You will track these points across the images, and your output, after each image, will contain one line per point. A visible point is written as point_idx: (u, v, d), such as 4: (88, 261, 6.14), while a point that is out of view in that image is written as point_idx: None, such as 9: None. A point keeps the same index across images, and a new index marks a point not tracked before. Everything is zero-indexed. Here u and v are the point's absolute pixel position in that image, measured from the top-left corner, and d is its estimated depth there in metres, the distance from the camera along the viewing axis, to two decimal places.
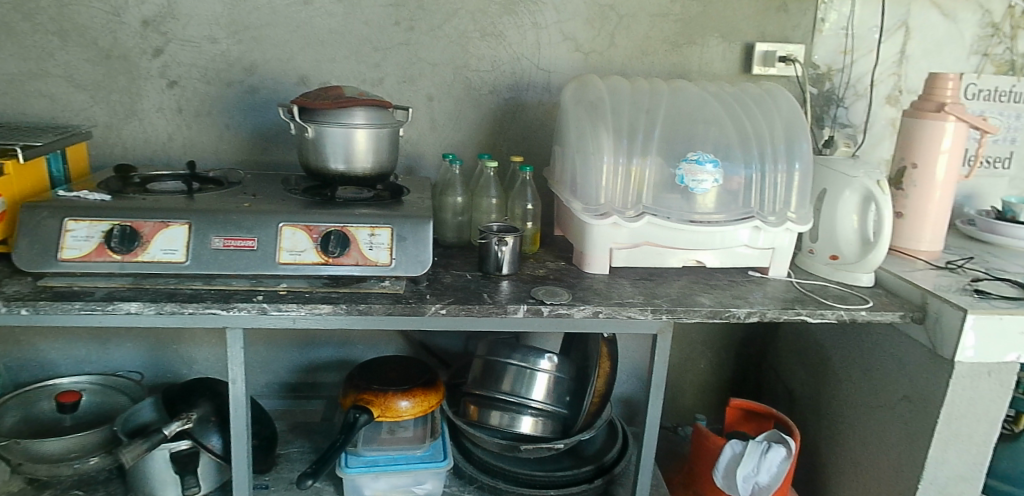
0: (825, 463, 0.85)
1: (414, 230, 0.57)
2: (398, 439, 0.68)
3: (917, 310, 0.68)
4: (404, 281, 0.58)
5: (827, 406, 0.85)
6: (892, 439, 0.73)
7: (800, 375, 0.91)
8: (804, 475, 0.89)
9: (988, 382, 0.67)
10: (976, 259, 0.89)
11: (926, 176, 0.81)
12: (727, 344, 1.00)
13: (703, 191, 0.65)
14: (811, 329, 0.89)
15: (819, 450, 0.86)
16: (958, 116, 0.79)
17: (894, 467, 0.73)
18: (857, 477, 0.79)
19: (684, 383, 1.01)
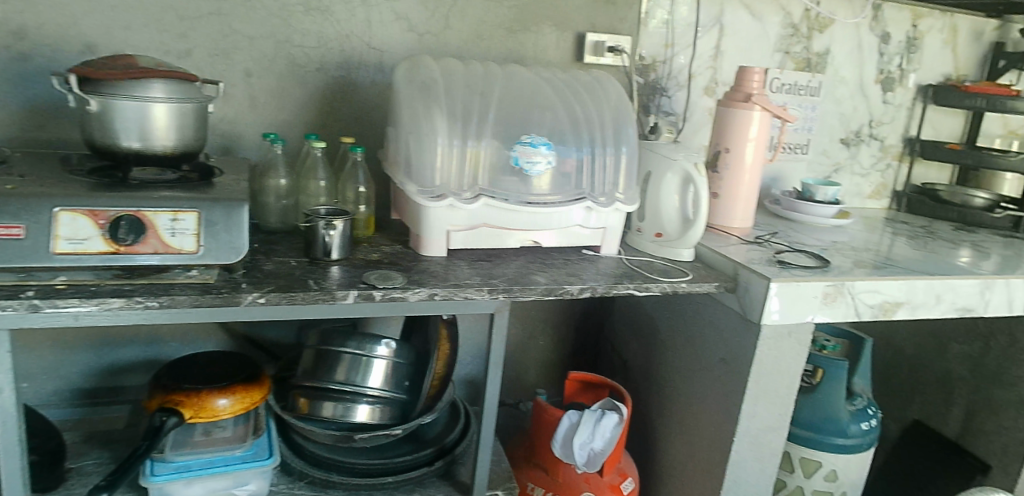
0: (655, 425, 0.91)
1: (225, 215, 0.53)
2: (215, 440, 0.64)
3: (730, 281, 0.76)
4: (216, 269, 0.54)
5: (656, 373, 0.91)
6: (711, 398, 0.80)
7: (633, 346, 0.97)
8: (637, 439, 0.96)
9: (789, 342, 0.75)
10: (779, 234, 1.00)
11: (737, 159, 0.89)
12: (567, 321, 1.04)
13: (537, 173, 0.67)
14: (642, 302, 0.95)
15: (650, 414, 0.92)
16: (762, 106, 0.88)
17: (713, 423, 0.79)
18: (683, 436, 0.85)
19: (527, 360, 1.04)
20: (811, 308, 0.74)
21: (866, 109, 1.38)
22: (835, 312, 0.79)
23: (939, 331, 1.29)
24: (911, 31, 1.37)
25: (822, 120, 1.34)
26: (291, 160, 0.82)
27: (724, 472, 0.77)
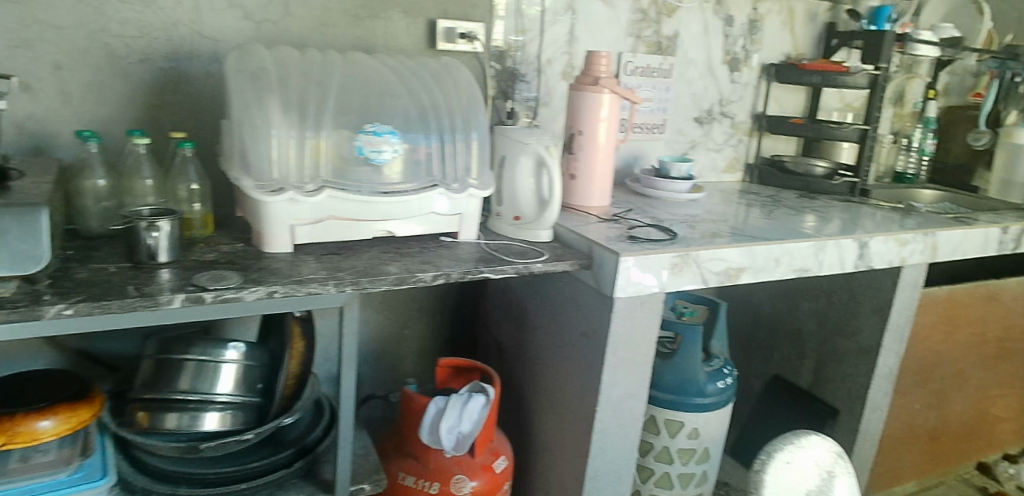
0: (529, 402, 0.94)
1: (18, 222, 0.49)
2: (36, 465, 0.59)
3: (585, 259, 0.80)
4: (12, 280, 0.49)
5: (527, 351, 0.94)
6: (576, 371, 0.84)
7: (505, 327, 1.00)
8: (513, 416, 0.99)
9: (642, 311, 0.80)
10: (637, 210, 1.06)
11: (590, 141, 0.94)
12: (442, 308, 1.04)
13: (386, 161, 0.66)
14: (511, 284, 0.98)
15: (524, 392, 0.95)
16: (611, 89, 0.92)
17: (579, 396, 0.84)
18: (552, 410, 0.89)
19: (403, 351, 1.04)
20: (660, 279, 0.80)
21: (716, 88, 1.48)
22: (684, 281, 0.88)
23: (793, 291, 1.54)
24: (752, 14, 1.47)
25: (675, 101, 1.42)
26: (114, 158, 0.77)
27: (589, 440, 0.82)
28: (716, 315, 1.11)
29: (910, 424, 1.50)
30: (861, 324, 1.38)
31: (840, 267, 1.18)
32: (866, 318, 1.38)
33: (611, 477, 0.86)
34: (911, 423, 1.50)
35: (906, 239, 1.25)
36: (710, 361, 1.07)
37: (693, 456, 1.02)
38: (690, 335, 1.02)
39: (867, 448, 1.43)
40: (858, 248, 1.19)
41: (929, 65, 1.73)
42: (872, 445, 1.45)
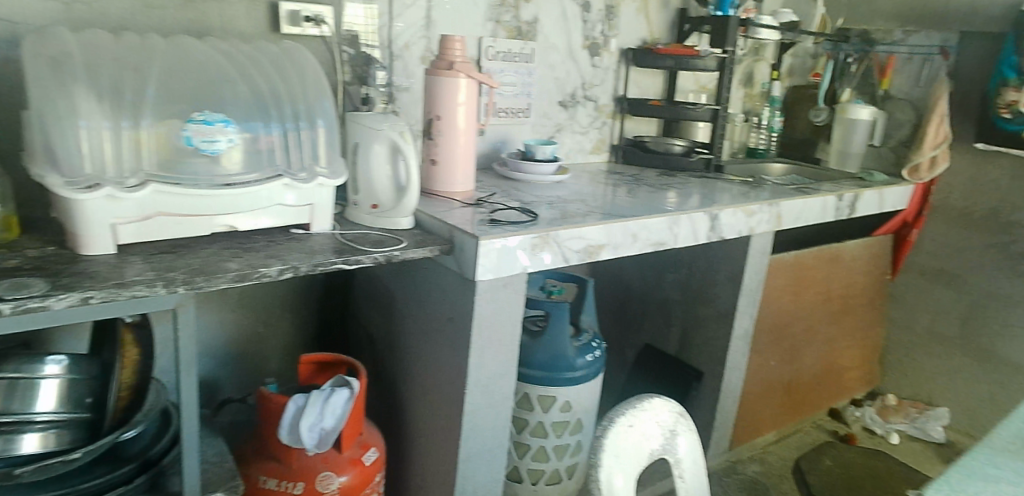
0: (401, 391, 0.94)
1: None
2: None
3: (446, 244, 0.80)
4: None
5: (396, 340, 0.93)
6: (444, 355, 0.85)
7: (373, 318, 0.98)
8: (385, 407, 0.98)
9: (505, 292, 0.82)
10: (500, 194, 1.09)
11: (449, 126, 0.94)
12: (306, 303, 1.04)
13: (221, 151, 0.69)
14: (377, 274, 0.96)
15: (395, 382, 0.94)
16: (467, 74, 0.92)
17: (449, 381, 0.84)
18: (424, 398, 0.89)
19: (268, 344, 1.03)
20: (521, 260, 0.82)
21: (577, 72, 1.53)
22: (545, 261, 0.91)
23: (654, 263, 1.66)
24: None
25: (539, 85, 1.45)
26: None
27: (460, 423, 0.83)
28: (583, 291, 1.16)
29: (768, 379, 1.67)
30: (718, 291, 1.51)
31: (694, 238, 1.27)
32: (723, 286, 1.51)
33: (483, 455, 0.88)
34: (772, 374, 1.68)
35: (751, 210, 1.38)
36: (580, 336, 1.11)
37: (567, 427, 1.08)
38: (557, 312, 1.06)
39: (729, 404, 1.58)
40: (710, 220, 1.28)
41: (774, 49, 1.99)
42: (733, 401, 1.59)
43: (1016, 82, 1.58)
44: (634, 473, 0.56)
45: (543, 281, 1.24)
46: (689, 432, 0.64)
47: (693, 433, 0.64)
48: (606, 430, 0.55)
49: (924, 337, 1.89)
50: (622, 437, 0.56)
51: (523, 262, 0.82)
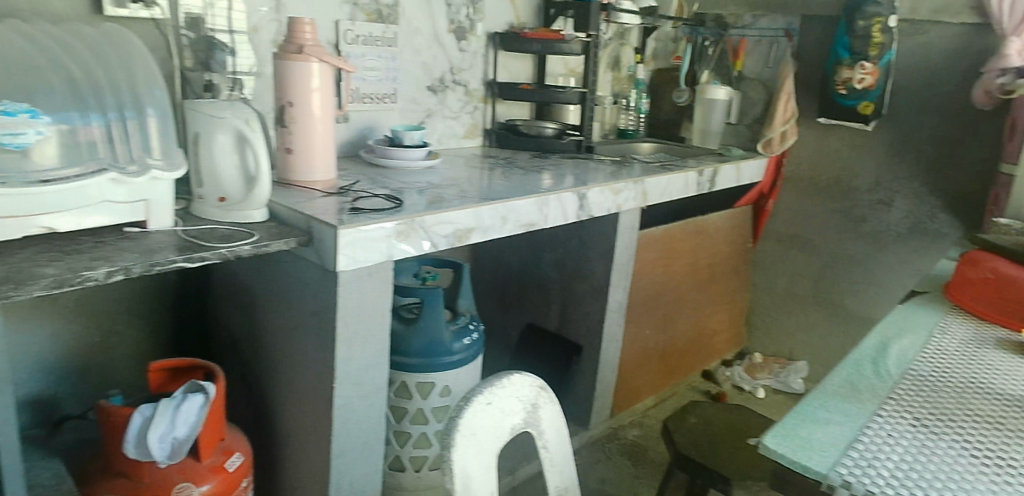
0: (272, 382, 1.02)
1: None
2: None
3: (304, 235, 0.86)
4: None
5: (261, 335, 1.01)
6: (309, 346, 0.92)
7: (236, 318, 1.05)
8: (258, 397, 1.05)
9: (370, 281, 0.89)
10: (365, 182, 1.17)
11: (303, 112, 0.99)
12: (140, 301, 1.25)
13: (27, 143, 0.80)
14: (243, 278, 1.03)
15: (265, 374, 1.02)
16: (319, 58, 0.98)
17: (315, 374, 0.92)
18: (292, 389, 0.98)
19: (107, 331, 1.22)
20: (383, 251, 0.88)
21: (445, 58, 1.60)
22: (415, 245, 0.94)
23: (536, 244, 1.94)
24: None
25: (404, 70, 1.52)
26: None
27: (332, 411, 0.90)
28: (459, 277, 1.24)
29: (639, 347, 2.12)
30: (594, 269, 1.79)
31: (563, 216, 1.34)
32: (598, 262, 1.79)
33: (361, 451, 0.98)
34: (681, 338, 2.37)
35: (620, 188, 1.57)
36: (457, 320, 1.22)
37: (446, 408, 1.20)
38: (430, 299, 1.14)
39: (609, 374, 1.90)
40: (579, 199, 1.37)
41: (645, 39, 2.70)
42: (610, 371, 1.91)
43: (846, 62, 2.31)
44: (492, 445, 0.66)
45: (419, 267, 1.37)
46: (548, 401, 0.74)
47: (550, 403, 0.74)
48: (462, 409, 0.63)
49: (769, 299, 2.79)
50: (477, 417, 0.64)
51: (386, 253, 0.89)
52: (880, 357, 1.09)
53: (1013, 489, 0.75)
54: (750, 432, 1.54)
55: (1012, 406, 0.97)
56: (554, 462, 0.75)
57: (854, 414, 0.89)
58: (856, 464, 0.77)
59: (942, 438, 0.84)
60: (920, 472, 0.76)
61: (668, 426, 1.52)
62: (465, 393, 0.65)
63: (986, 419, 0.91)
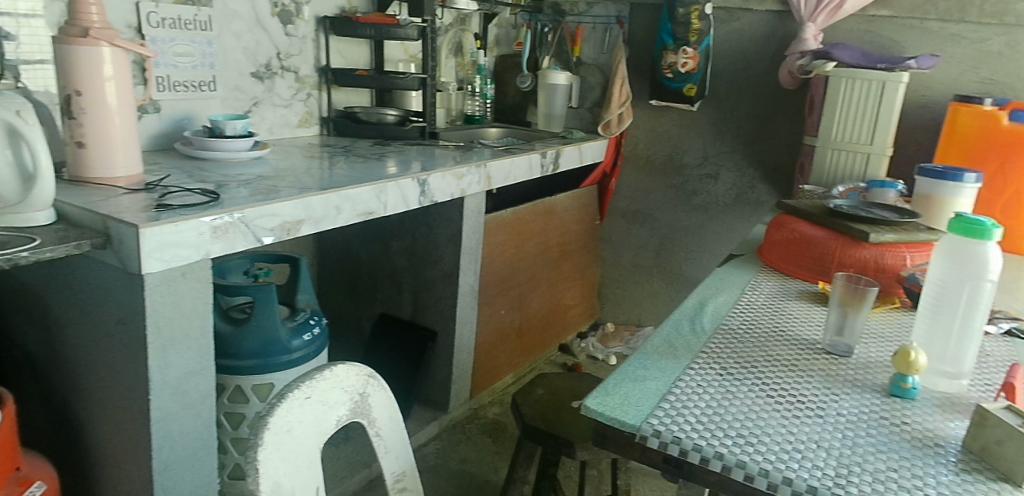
0: (84, 384, 1.26)
1: None
2: None
3: (101, 237, 1.11)
4: None
5: (78, 349, 1.25)
6: (121, 349, 1.18)
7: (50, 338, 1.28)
8: (76, 399, 1.28)
9: (183, 281, 1.17)
10: (170, 178, 1.46)
11: (95, 99, 1.27)
12: None
13: None
14: (51, 305, 1.26)
15: (80, 377, 1.26)
16: (109, 43, 1.26)
17: (123, 378, 1.19)
18: (105, 390, 1.23)
19: None
20: (190, 256, 1.17)
21: (269, 42, 2.02)
22: (246, 241, 1.28)
23: (384, 231, 2.59)
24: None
25: (221, 54, 1.89)
26: None
27: (146, 405, 1.17)
28: (296, 273, 1.73)
29: (499, 323, 2.88)
30: (442, 254, 2.46)
31: (406, 201, 1.71)
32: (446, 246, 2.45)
33: (191, 458, 1.28)
34: (531, 321, 3.14)
35: (462, 173, 1.97)
36: (298, 316, 1.72)
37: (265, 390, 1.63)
38: (262, 297, 1.57)
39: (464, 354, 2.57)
40: (421, 185, 1.76)
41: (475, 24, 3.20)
42: (466, 351, 2.59)
43: (671, 47, 2.98)
44: (306, 431, 0.85)
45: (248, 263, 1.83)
46: (380, 389, 1.00)
47: (379, 390, 0.99)
48: (271, 410, 0.81)
49: (617, 271, 3.62)
50: (293, 409, 0.84)
51: (195, 258, 1.18)
52: (697, 321, 1.57)
53: (782, 412, 1.17)
54: (574, 396, 2.15)
55: (797, 352, 1.42)
56: (388, 450, 1.01)
57: (673, 371, 1.29)
58: (663, 411, 1.15)
59: (739, 382, 1.25)
60: (715, 411, 1.15)
61: (518, 400, 2.08)
62: (282, 391, 0.84)
63: (775, 365, 1.34)
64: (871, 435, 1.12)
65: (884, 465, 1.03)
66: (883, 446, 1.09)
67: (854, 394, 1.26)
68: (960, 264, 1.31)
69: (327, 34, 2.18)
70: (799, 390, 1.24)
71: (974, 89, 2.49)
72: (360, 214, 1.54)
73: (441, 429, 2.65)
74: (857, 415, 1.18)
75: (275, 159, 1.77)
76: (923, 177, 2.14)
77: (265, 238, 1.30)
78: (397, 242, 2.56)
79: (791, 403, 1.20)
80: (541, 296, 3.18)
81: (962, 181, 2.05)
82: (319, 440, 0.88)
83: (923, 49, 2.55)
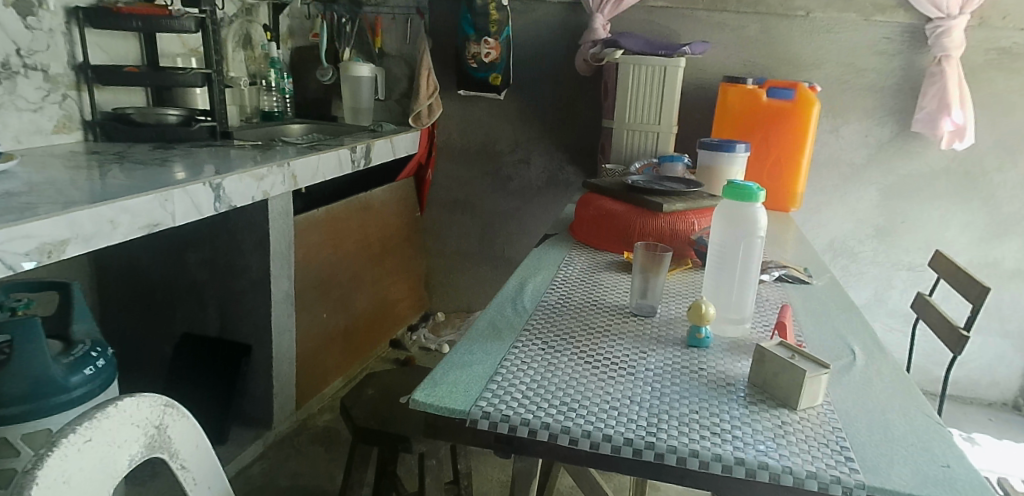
0: None
1: None
2: None
3: None
4: None
5: None
6: None
7: None
8: None
9: None
10: None
11: None
12: None
13: None
14: None
15: None
16: None
17: None
18: None
19: None
20: None
21: (7, 38, 1.78)
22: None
23: (182, 244, 2.46)
24: None
25: None
26: None
27: None
28: (70, 302, 1.58)
29: (320, 325, 2.84)
30: (250, 262, 2.42)
31: (200, 209, 1.67)
32: (252, 254, 2.40)
33: None
34: (356, 321, 3.11)
35: (262, 175, 1.96)
36: (74, 350, 1.54)
37: (37, 437, 1.45)
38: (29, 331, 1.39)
39: (283, 364, 2.55)
40: (214, 191, 1.71)
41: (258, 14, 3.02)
42: (287, 361, 2.58)
43: (474, 38, 3.03)
44: (86, 479, 0.78)
45: (4, 296, 1.58)
46: (181, 418, 0.94)
47: (179, 419, 0.93)
48: (37, 465, 0.72)
49: (442, 261, 3.63)
50: (68, 457, 0.76)
51: None
52: (517, 302, 1.77)
53: (599, 377, 1.42)
54: (407, 391, 2.17)
55: (606, 320, 1.69)
56: (196, 482, 0.96)
57: (503, 357, 1.49)
58: (495, 394, 1.34)
59: (563, 359, 1.48)
60: (541, 389, 1.37)
61: (347, 404, 2.07)
62: (56, 438, 0.75)
63: (588, 336, 1.59)
64: (669, 383, 1.41)
65: (684, 407, 1.32)
66: (678, 391, 1.38)
67: (654, 350, 1.55)
68: (735, 227, 1.61)
69: (81, 27, 1.97)
70: (614, 356, 1.51)
71: (738, 70, 2.82)
72: (144, 226, 1.47)
73: (265, 447, 2.56)
74: (657, 369, 1.47)
75: (27, 171, 1.54)
76: (704, 150, 2.39)
77: (22, 263, 1.21)
78: (193, 255, 2.47)
79: (609, 368, 1.46)
80: (365, 294, 3.15)
81: (734, 152, 2.33)
82: (105, 486, 0.81)
83: (695, 36, 2.85)
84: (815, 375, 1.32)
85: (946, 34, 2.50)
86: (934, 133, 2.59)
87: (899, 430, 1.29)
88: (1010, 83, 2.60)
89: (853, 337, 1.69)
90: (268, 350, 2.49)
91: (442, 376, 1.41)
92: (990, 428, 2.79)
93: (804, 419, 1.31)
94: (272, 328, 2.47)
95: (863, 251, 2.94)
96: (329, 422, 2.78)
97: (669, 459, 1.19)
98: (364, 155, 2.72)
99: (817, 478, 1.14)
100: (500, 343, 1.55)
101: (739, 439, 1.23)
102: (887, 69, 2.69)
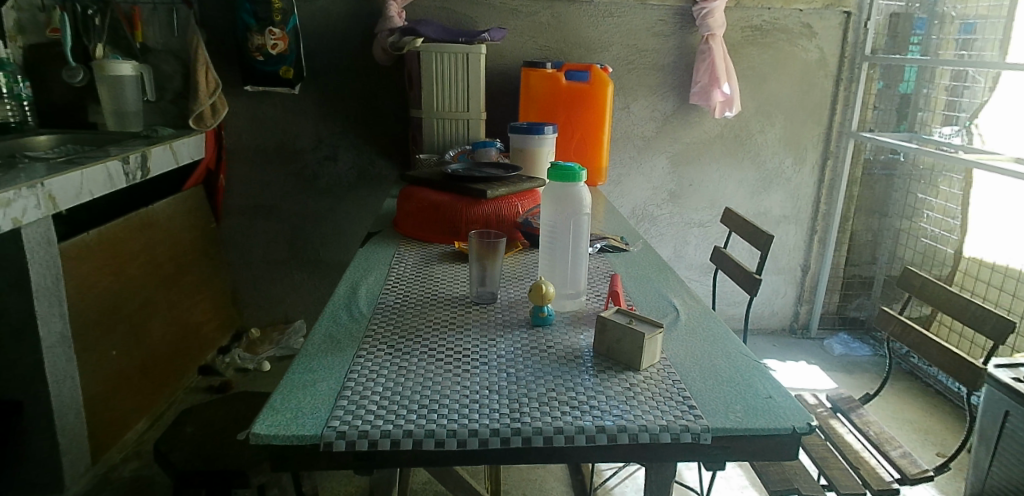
0: None
1: None
2: None
3: None
4: None
5: None
6: None
7: None
8: None
9: None
10: None
11: None
12: None
13: None
14: None
15: None
16: None
17: None
18: None
19: None
20: None
21: None
22: None
23: None
24: None
25: None
26: None
27: None
28: None
29: (112, 364, 2.47)
30: (7, 304, 2.03)
31: None
32: (11, 295, 2.03)
33: None
34: (155, 353, 2.74)
35: (7, 200, 1.79)
36: None
37: None
38: None
39: (68, 416, 2.17)
40: None
41: None
42: (75, 412, 2.20)
43: (256, 29, 2.79)
44: None
45: None
46: None
47: None
48: None
49: (249, 273, 3.32)
50: None
51: None
52: (353, 307, 1.67)
53: (454, 373, 1.38)
54: (235, 419, 1.95)
55: (449, 312, 1.65)
56: None
57: (347, 371, 1.38)
58: (346, 410, 1.24)
59: (413, 361, 1.42)
60: (396, 395, 1.30)
61: (163, 449, 1.80)
62: None
63: (433, 333, 1.55)
64: (522, 366, 1.42)
65: (540, 387, 1.34)
66: (532, 373, 1.39)
67: (501, 336, 1.55)
68: (562, 203, 1.66)
69: None
70: (464, 348, 1.48)
71: (536, 55, 2.92)
72: None
73: None
74: (507, 354, 1.47)
75: None
76: (514, 134, 2.44)
77: None
78: None
79: (462, 362, 1.43)
80: (159, 321, 2.79)
81: (544, 133, 2.41)
82: None
83: (492, 23, 2.88)
84: (652, 335, 1.41)
85: (709, 15, 2.80)
86: (708, 104, 2.91)
87: (727, 373, 1.42)
88: (762, 57, 3.01)
89: (673, 295, 1.84)
90: (43, 403, 2.10)
91: (282, 402, 1.27)
92: (776, 353, 3.26)
93: (648, 377, 1.39)
94: (49, 377, 2.09)
95: (661, 214, 3.23)
96: (137, 470, 2.39)
97: (536, 441, 1.19)
98: (137, 165, 2.37)
99: (669, 430, 1.21)
100: (342, 355, 1.44)
101: (596, 408, 1.27)
102: (664, 49, 2.96)
